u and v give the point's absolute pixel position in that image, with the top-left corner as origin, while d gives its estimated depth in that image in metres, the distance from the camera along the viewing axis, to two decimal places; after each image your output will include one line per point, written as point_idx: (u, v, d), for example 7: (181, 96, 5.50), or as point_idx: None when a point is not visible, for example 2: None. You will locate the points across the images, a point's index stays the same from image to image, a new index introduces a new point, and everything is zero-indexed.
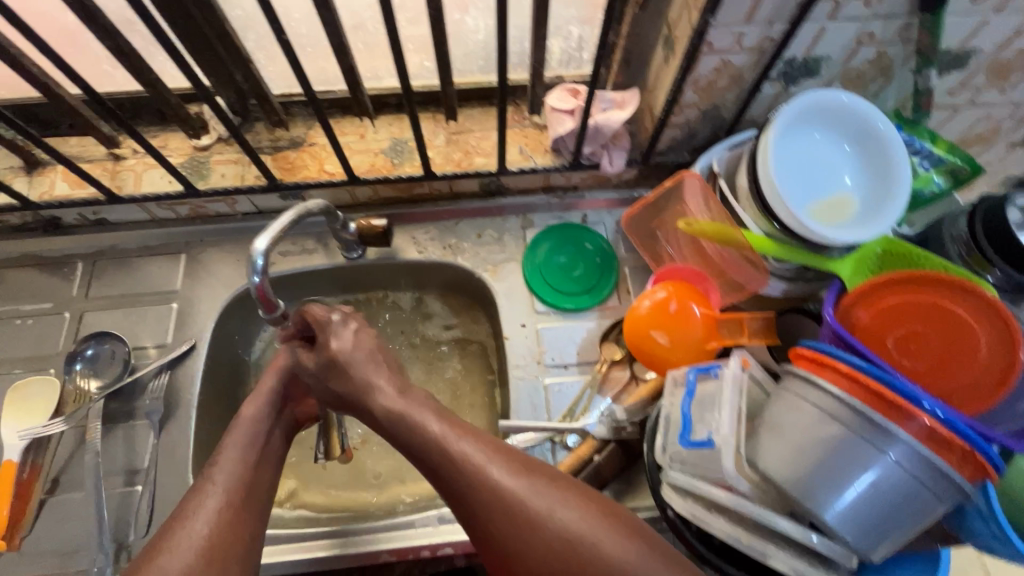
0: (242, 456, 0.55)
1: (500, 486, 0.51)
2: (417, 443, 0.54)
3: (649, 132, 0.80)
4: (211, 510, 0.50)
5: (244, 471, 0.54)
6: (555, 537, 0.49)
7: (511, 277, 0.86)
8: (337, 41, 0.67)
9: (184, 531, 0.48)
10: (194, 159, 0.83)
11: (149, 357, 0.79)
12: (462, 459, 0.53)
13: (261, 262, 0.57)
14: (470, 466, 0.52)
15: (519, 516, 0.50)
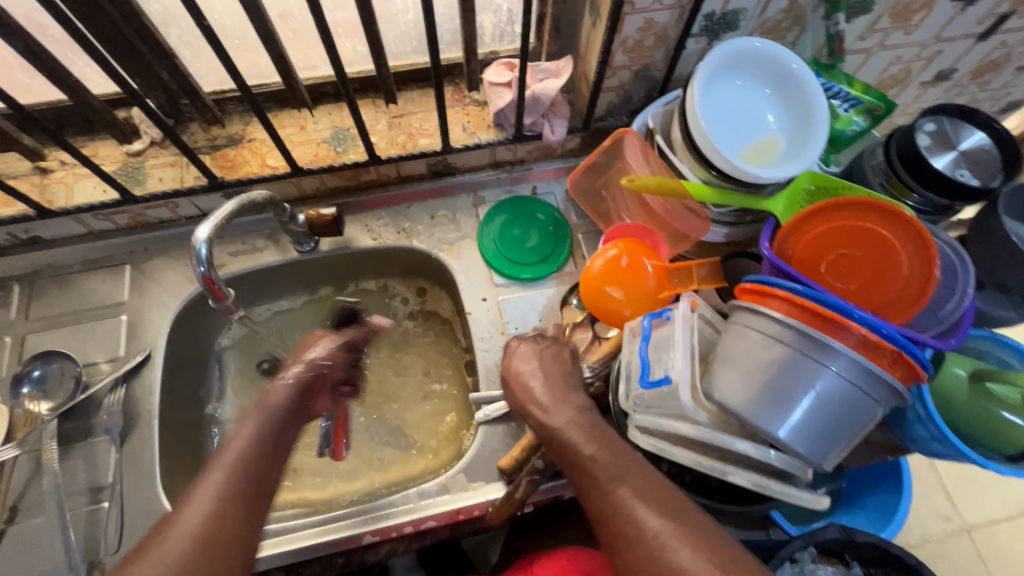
0: (244, 442, 0.52)
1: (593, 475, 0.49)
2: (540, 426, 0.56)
3: (587, 98, 0.82)
4: (208, 503, 0.46)
5: (252, 466, 0.51)
6: (630, 530, 0.45)
7: (468, 254, 0.87)
8: (262, 28, 0.66)
9: (175, 525, 0.45)
10: (127, 165, 0.80)
11: (103, 372, 0.76)
12: (567, 442, 0.53)
13: (205, 252, 0.58)
14: (572, 446, 0.52)
15: (605, 502, 0.47)
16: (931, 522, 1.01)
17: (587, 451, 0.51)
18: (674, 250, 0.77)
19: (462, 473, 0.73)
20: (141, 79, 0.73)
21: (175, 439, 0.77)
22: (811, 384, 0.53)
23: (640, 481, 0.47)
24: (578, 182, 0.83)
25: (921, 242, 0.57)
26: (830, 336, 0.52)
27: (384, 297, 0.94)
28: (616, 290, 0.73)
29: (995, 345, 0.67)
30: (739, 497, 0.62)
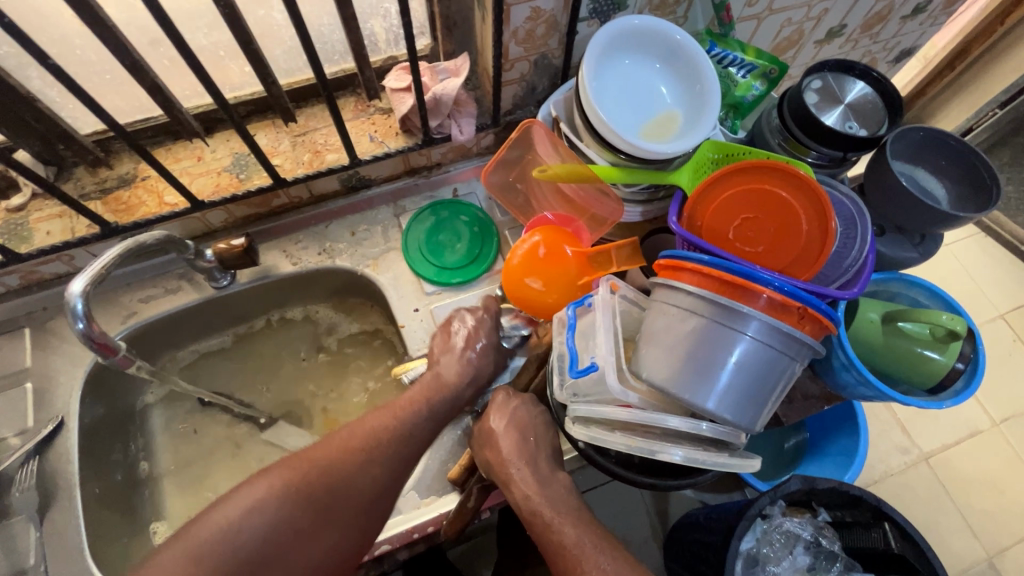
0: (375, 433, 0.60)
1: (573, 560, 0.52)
2: (520, 498, 0.59)
3: (491, 94, 0.81)
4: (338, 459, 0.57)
5: (385, 448, 0.60)
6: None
7: (394, 267, 0.85)
8: (127, 59, 0.61)
9: (303, 470, 0.55)
10: (10, 222, 0.74)
11: (12, 448, 0.71)
12: (542, 522, 0.57)
13: (82, 307, 0.55)
14: (549, 526, 0.56)
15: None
16: (892, 456, 1.05)
17: (574, 543, 0.54)
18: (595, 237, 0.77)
19: (413, 491, 0.71)
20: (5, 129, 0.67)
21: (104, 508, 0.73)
22: (730, 350, 0.53)
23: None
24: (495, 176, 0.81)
25: (816, 199, 0.59)
26: (740, 302, 0.53)
27: (313, 323, 0.92)
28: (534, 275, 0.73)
29: (903, 285, 0.70)
30: (683, 472, 0.62)
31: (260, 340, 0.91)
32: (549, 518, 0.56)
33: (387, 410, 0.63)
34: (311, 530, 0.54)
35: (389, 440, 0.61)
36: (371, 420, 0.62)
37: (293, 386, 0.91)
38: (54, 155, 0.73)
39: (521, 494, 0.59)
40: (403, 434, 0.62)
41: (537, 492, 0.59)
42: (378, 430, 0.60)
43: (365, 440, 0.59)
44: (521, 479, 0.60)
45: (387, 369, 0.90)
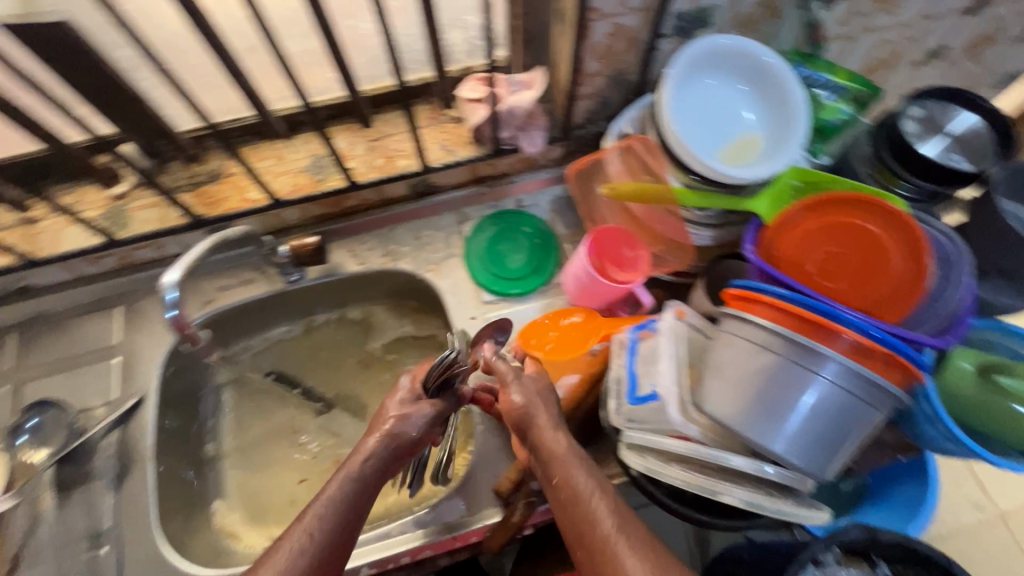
0: (334, 493, 0.54)
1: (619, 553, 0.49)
2: (557, 469, 0.55)
3: (563, 107, 0.81)
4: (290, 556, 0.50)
5: (348, 507, 0.54)
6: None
7: (454, 273, 0.86)
8: (227, 64, 0.65)
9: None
10: (113, 209, 0.81)
11: (98, 417, 0.77)
12: (587, 514, 0.51)
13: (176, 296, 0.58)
14: (594, 519, 0.51)
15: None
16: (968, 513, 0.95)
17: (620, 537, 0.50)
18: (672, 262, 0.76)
19: (457, 500, 0.71)
20: (117, 124, 0.73)
21: (172, 480, 0.77)
22: (803, 392, 0.51)
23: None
24: (574, 185, 0.81)
25: (909, 234, 0.55)
26: (820, 342, 0.50)
27: (370, 322, 0.94)
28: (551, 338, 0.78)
29: (1003, 334, 0.63)
30: (740, 511, 0.59)
31: (318, 336, 0.94)
32: (590, 497, 0.52)
33: (338, 479, 0.56)
34: None
35: (343, 523, 0.53)
36: (313, 503, 0.54)
37: (348, 382, 0.92)
38: (154, 150, 0.78)
39: (558, 462, 0.56)
40: (360, 500, 0.55)
41: (577, 465, 0.55)
42: (324, 518, 0.53)
43: (317, 515, 0.53)
44: (563, 448, 0.57)
45: None
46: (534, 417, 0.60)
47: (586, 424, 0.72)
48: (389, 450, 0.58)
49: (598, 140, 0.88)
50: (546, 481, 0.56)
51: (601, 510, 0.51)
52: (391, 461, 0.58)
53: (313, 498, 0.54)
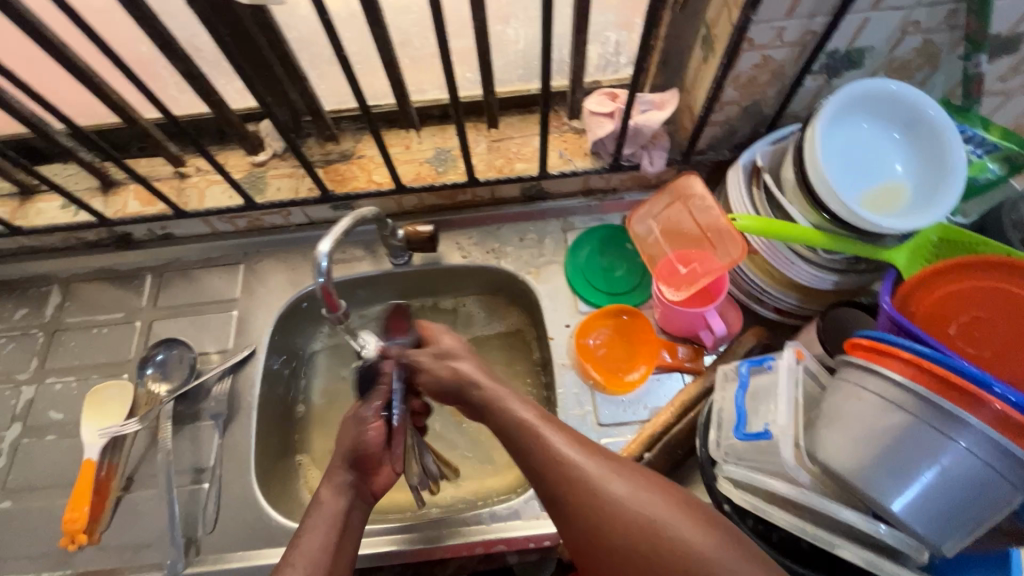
0: (320, 516, 0.56)
1: (576, 464, 0.53)
2: (490, 414, 0.58)
3: (689, 131, 0.81)
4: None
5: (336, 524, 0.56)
6: (624, 514, 0.50)
7: (555, 279, 0.87)
8: (386, 53, 0.70)
9: None
10: (252, 174, 0.87)
11: (213, 362, 0.83)
12: (532, 445, 0.55)
13: (326, 264, 0.61)
14: (542, 447, 0.54)
15: (591, 499, 0.51)
16: None
17: (575, 453, 0.54)
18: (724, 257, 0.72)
19: (535, 501, 0.72)
20: (274, 98, 0.80)
21: (269, 431, 0.83)
22: (936, 458, 0.48)
23: (634, 477, 0.53)
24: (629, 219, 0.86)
25: None
26: (962, 408, 0.48)
27: (460, 315, 0.96)
28: (620, 358, 0.81)
29: None
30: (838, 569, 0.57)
31: None
32: (530, 426, 0.56)
33: (313, 519, 0.56)
34: None
35: (333, 547, 0.54)
36: (292, 557, 0.53)
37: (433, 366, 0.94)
38: (297, 125, 0.85)
39: (496, 406, 0.58)
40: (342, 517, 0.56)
41: (516, 406, 0.58)
42: (311, 558, 0.53)
43: (314, 540, 0.55)
44: (485, 393, 0.59)
45: (520, 374, 0.91)
46: (465, 375, 0.61)
47: (670, 452, 0.72)
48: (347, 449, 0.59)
49: (716, 168, 0.87)
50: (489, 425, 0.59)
51: (546, 436, 0.55)
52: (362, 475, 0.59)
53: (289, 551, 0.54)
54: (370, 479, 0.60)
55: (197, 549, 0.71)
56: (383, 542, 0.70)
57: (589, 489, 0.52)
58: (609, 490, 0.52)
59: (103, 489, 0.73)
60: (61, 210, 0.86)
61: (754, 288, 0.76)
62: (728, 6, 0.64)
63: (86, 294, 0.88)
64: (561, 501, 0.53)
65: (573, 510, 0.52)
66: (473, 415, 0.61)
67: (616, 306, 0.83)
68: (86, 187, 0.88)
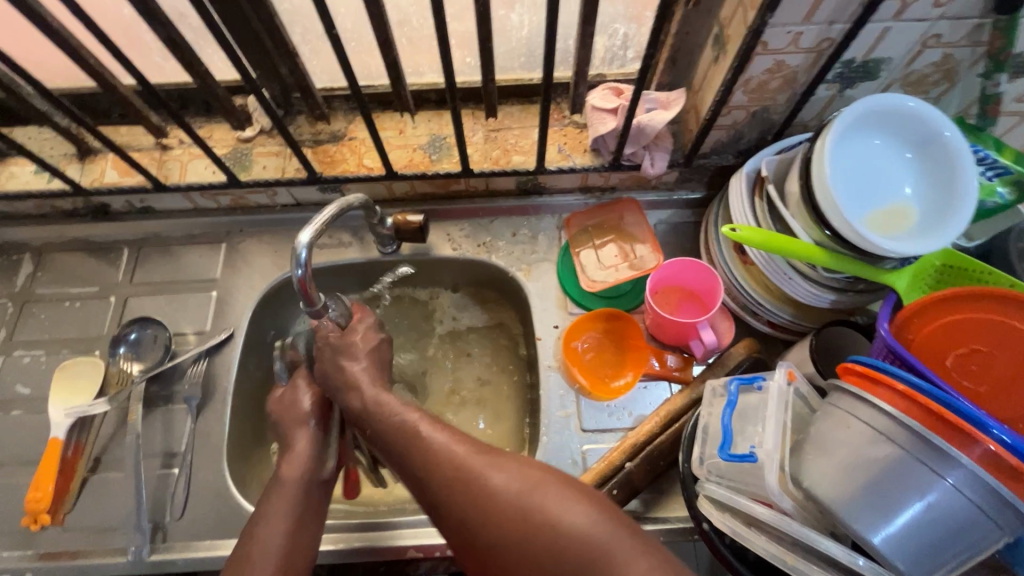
0: (302, 462, 0.64)
1: (454, 459, 0.52)
2: (370, 419, 0.60)
3: (694, 134, 0.78)
4: (281, 522, 0.59)
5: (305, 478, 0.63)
6: (501, 504, 0.49)
7: (546, 277, 0.85)
8: (381, 33, 0.66)
9: (260, 538, 0.57)
10: (237, 150, 0.84)
11: (189, 344, 0.81)
12: (408, 438, 0.56)
13: (306, 255, 0.58)
14: (417, 437, 0.55)
15: (468, 493, 0.50)
16: None
17: (454, 449, 0.53)
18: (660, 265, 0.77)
19: None
20: (262, 71, 0.76)
21: (245, 417, 0.80)
22: (923, 493, 0.47)
23: (513, 463, 0.52)
24: (584, 233, 0.87)
25: None
26: (954, 446, 0.46)
27: (448, 307, 0.93)
28: (607, 363, 0.80)
29: None
30: None
31: (391, 310, 0.93)
32: (413, 426, 0.57)
33: (270, 506, 0.60)
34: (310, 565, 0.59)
35: (290, 530, 0.59)
36: (252, 544, 0.57)
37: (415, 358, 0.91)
38: (287, 102, 0.81)
39: (381, 409, 0.60)
40: (298, 497, 0.61)
41: (405, 411, 0.58)
42: (269, 542, 0.57)
43: (288, 486, 0.61)
44: (367, 397, 0.61)
45: (506, 371, 0.89)
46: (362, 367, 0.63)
47: (653, 464, 0.69)
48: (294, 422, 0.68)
49: (719, 172, 0.84)
50: (373, 428, 0.60)
51: (428, 435, 0.55)
52: (314, 445, 0.66)
53: (250, 539, 0.58)
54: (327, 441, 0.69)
55: (163, 535, 0.70)
56: (355, 539, 0.68)
57: (465, 483, 0.51)
58: (486, 481, 0.50)
59: (69, 469, 0.71)
60: (34, 175, 0.82)
61: (748, 300, 0.74)
62: (744, 5, 0.61)
63: (60, 264, 0.85)
64: (442, 500, 0.52)
65: (450, 503, 0.51)
66: (359, 422, 0.62)
67: (606, 309, 0.81)
68: (63, 154, 0.84)
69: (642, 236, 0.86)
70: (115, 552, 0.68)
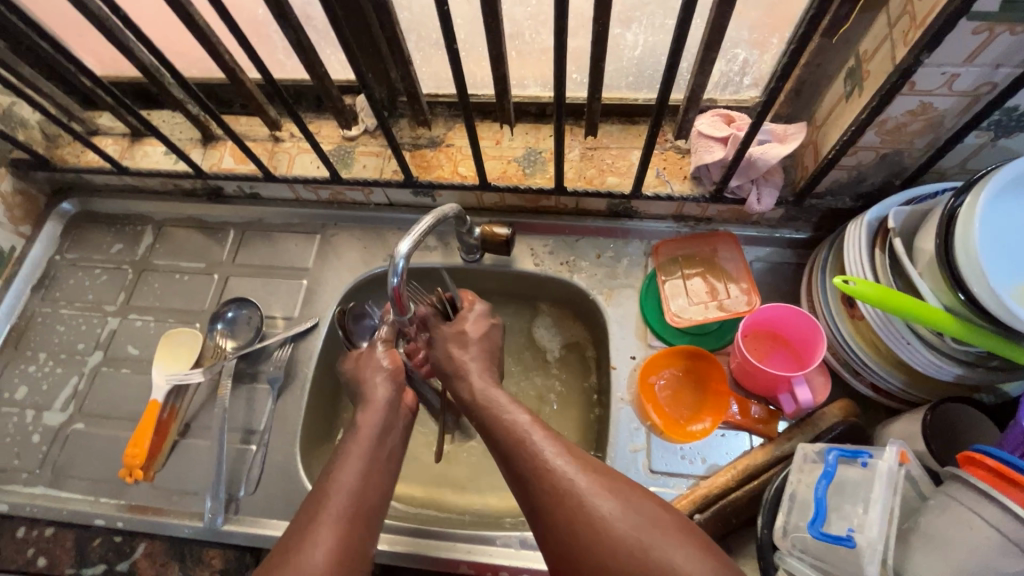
0: (376, 418, 0.65)
1: (561, 475, 0.54)
2: (481, 413, 0.63)
3: (810, 171, 0.73)
4: (355, 469, 0.59)
5: (371, 442, 0.62)
6: (613, 535, 0.50)
7: (627, 303, 0.82)
8: (495, 46, 0.66)
9: (334, 481, 0.57)
10: (342, 148, 0.87)
11: (277, 327, 0.85)
12: (518, 438, 0.58)
13: (402, 265, 0.59)
14: (524, 442, 0.57)
15: (574, 517, 0.51)
16: None
17: (562, 466, 0.54)
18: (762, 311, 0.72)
19: None
20: (374, 75, 0.78)
21: (321, 404, 0.84)
22: None
23: (626, 494, 0.53)
24: (671, 263, 0.83)
25: None
26: None
27: (523, 321, 0.92)
28: (684, 404, 0.76)
29: None
30: None
31: None
32: (522, 430, 0.58)
33: (349, 449, 0.61)
34: (376, 517, 0.58)
35: (364, 476, 0.59)
36: (331, 481, 0.58)
37: None
38: (392, 104, 0.84)
39: (488, 401, 0.64)
40: (369, 452, 0.61)
41: (513, 411, 0.61)
42: (345, 493, 0.57)
43: (360, 441, 0.62)
44: (473, 387, 0.66)
45: (574, 394, 0.88)
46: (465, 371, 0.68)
47: (724, 520, 0.65)
48: (371, 375, 0.71)
49: (831, 214, 0.78)
50: (479, 423, 0.63)
51: (535, 443, 0.57)
52: (389, 405, 0.67)
53: (330, 475, 0.58)
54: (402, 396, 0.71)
55: (236, 507, 0.74)
56: (407, 544, 0.69)
57: (573, 504, 0.52)
58: (595, 508, 0.51)
59: (164, 430, 0.77)
60: (164, 156, 0.90)
61: (853, 360, 0.68)
62: (894, 40, 0.55)
63: (174, 239, 0.92)
64: (544, 513, 0.53)
65: (559, 523, 0.52)
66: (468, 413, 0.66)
67: (689, 347, 0.76)
68: (189, 138, 0.91)
69: (736, 273, 0.81)
70: (193, 515, 0.73)
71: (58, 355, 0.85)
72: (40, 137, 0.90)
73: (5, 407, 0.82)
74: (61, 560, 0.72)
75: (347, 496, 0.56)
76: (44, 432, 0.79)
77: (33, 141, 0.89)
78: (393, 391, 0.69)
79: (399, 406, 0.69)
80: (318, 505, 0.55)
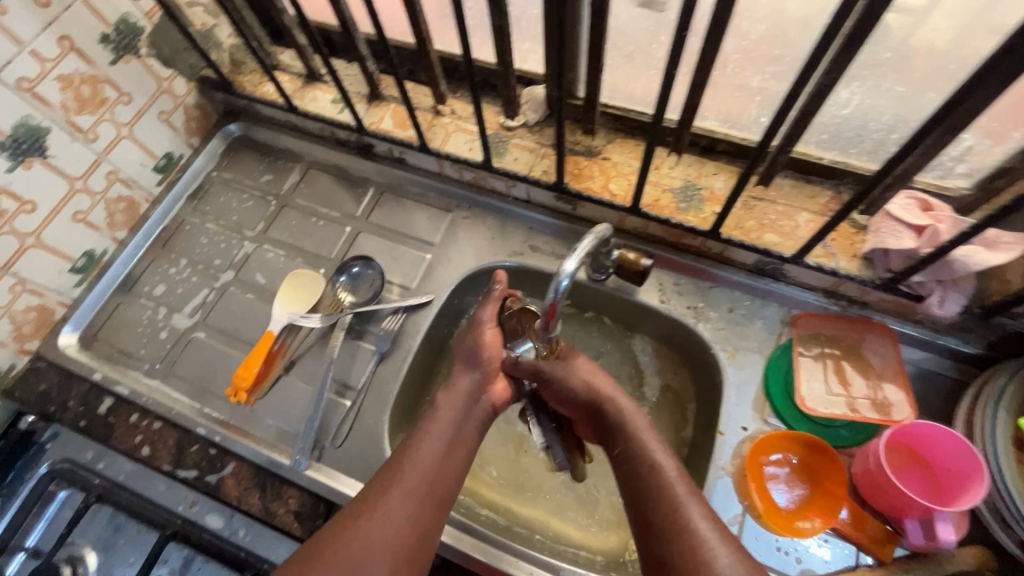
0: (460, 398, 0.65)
1: (683, 511, 0.52)
2: (620, 435, 0.61)
3: (1012, 289, 0.64)
4: (435, 446, 0.60)
5: (451, 424, 0.63)
6: None
7: (751, 369, 0.76)
8: (700, 77, 0.62)
9: (409, 458, 0.59)
10: (498, 135, 0.87)
11: (392, 294, 0.86)
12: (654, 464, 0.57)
13: (564, 284, 0.60)
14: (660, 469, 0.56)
15: (680, 552, 0.50)
16: None
17: (686, 501, 0.53)
18: (912, 427, 0.64)
19: None
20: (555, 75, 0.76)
21: (414, 378, 0.84)
22: None
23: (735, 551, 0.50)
24: (808, 339, 0.77)
25: None
26: None
27: (629, 351, 0.89)
28: (790, 494, 0.70)
29: None
30: None
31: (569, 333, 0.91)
32: (653, 456, 0.57)
33: (428, 434, 0.61)
34: (450, 492, 0.59)
35: (441, 459, 0.59)
36: (406, 458, 0.59)
37: None
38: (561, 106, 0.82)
39: (632, 435, 0.60)
40: (452, 427, 0.62)
41: (660, 455, 0.58)
42: (422, 462, 0.58)
43: (438, 418, 0.63)
44: (623, 409, 0.63)
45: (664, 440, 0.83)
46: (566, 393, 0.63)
47: None
48: (461, 364, 0.69)
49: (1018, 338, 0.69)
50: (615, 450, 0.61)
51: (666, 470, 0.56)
52: (473, 393, 0.66)
53: (406, 451, 0.60)
54: (490, 388, 0.67)
55: (319, 455, 0.76)
56: (471, 546, 0.68)
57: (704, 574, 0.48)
58: (711, 555, 0.49)
59: (271, 360, 0.81)
60: (330, 104, 0.93)
61: (1011, 513, 0.60)
62: None
63: (317, 182, 0.96)
64: (656, 536, 0.52)
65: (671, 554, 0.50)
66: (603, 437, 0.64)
67: (808, 436, 0.70)
68: (357, 92, 0.93)
69: (883, 372, 0.74)
70: (281, 451, 0.76)
71: (197, 265, 0.91)
72: (228, 61, 0.95)
73: (144, 299, 0.89)
74: (161, 454, 0.77)
75: (422, 471, 0.58)
76: (171, 332, 0.86)
77: (221, 63, 0.94)
78: (480, 380, 0.67)
79: (484, 396, 0.67)
80: (392, 476, 0.58)
